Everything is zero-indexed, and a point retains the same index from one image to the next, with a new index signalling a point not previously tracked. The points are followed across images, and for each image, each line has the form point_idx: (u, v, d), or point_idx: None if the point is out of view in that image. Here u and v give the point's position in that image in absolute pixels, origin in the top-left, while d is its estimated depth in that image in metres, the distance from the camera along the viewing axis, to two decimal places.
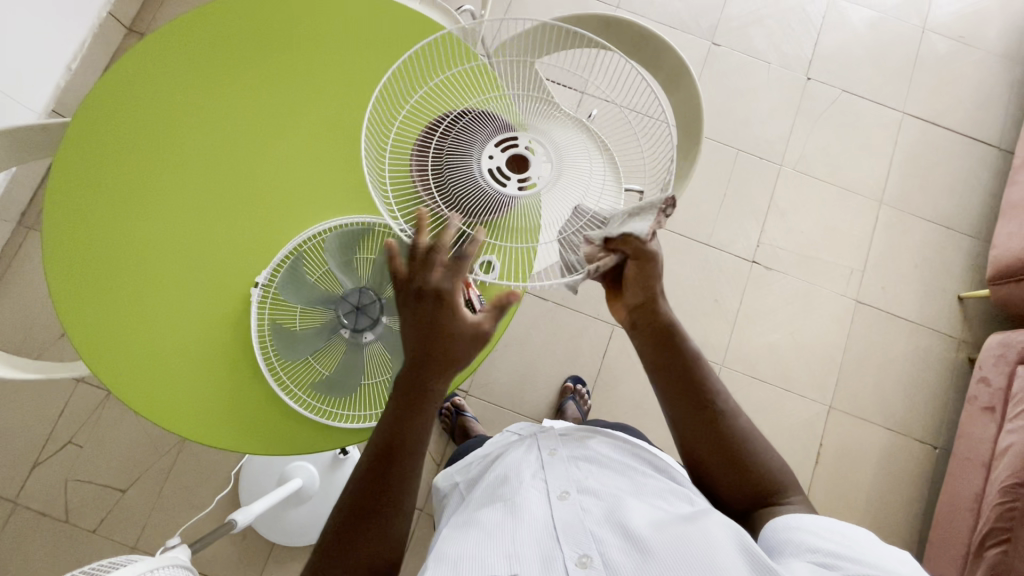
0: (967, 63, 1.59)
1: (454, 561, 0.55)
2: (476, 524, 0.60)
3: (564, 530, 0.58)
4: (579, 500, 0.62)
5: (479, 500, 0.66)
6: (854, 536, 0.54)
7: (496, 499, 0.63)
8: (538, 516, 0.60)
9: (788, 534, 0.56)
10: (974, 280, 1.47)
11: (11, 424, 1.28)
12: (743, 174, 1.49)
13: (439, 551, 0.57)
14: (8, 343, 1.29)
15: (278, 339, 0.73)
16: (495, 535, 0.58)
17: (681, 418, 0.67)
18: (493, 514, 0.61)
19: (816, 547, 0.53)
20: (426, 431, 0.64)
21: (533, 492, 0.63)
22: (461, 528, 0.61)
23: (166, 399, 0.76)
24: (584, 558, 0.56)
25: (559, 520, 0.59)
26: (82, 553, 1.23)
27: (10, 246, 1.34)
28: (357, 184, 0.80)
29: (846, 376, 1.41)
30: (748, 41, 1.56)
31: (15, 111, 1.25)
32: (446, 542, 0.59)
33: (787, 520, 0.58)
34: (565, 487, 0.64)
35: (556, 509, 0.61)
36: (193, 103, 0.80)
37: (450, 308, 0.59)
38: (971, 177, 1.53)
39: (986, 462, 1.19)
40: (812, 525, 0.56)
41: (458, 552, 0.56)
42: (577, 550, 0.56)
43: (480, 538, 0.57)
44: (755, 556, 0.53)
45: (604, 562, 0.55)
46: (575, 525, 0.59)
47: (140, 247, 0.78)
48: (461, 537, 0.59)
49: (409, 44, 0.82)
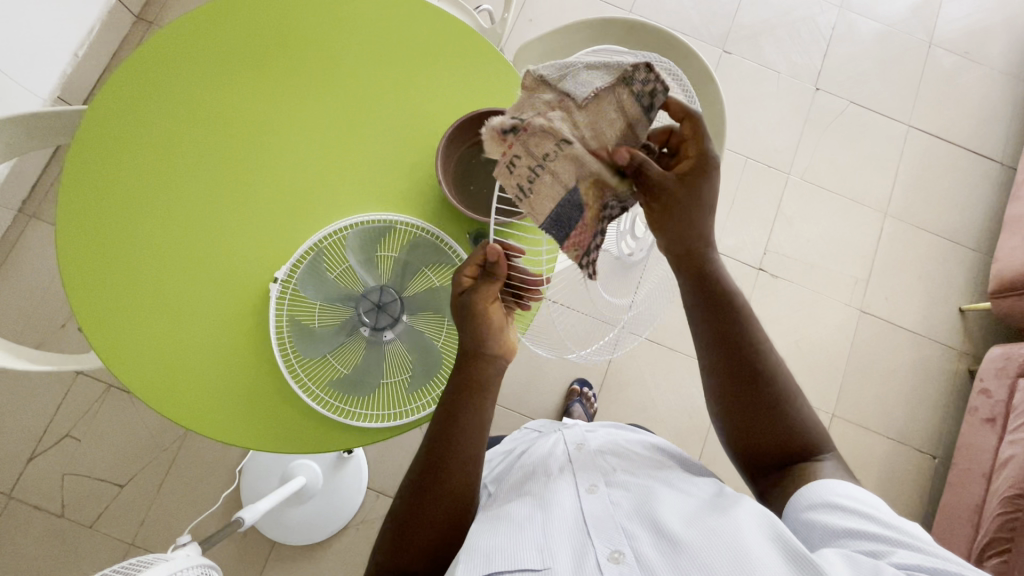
0: (971, 79, 1.61)
1: (485, 553, 0.55)
2: (506, 517, 0.60)
3: (595, 524, 0.58)
4: (608, 493, 0.62)
5: (507, 494, 0.66)
6: (876, 512, 0.55)
7: (524, 494, 0.64)
8: (567, 510, 0.60)
9: (812, 516, 0.57)
10: (976, 293, 1.49)
11: (7, 415, 1.25)
12: (751, 181, 1.50)
13: (470, 542, 0.58)
14: (6, 332, 1.26)
15: (296, 334, 0.72)
16: (525, 527, 0.58)
17: (745, 419, 0.65)
18: (522, 508, 0.61)
19: (846, 532, 0.54)
20: (464, 414, 0.63)
21: (563, 486, 0.64)
22: (491, 519, 0.61)
23: (188, 402, 0.75)
24: (616, 553, 0.55)
25: (590, 514, 0.59)
26: (78, 549, 1.21)
27: (11, 233, 1.31)
28: (379, 178, 0.79)
29: (849, 385, 1.42)
30: (759, 50, 1.57)
31: (21, 96, 1.23)
32: (477, 532, 0.59)
33: (810, 499, 0.58)
34: (594, 481, 0.64)
35: (586, 502, 0.61)
36: (211, 97, 0.79)
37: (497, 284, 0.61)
38: (974, 191, 1.55)
39: (987, 473, 1.21)
40: (836, 504, 0.56)
41: (490, 544, 0.56)
42: (608, 544, 0.56)
43: (510, 531, 0.57)
44: (788, 543, 0.52)
45: (636, 557, 0.54)
46: (605, 519, 0.58)
47: (154, 243, 0.77)
48: (491, 528, 0.59)
49: (431, 40, 0.81)
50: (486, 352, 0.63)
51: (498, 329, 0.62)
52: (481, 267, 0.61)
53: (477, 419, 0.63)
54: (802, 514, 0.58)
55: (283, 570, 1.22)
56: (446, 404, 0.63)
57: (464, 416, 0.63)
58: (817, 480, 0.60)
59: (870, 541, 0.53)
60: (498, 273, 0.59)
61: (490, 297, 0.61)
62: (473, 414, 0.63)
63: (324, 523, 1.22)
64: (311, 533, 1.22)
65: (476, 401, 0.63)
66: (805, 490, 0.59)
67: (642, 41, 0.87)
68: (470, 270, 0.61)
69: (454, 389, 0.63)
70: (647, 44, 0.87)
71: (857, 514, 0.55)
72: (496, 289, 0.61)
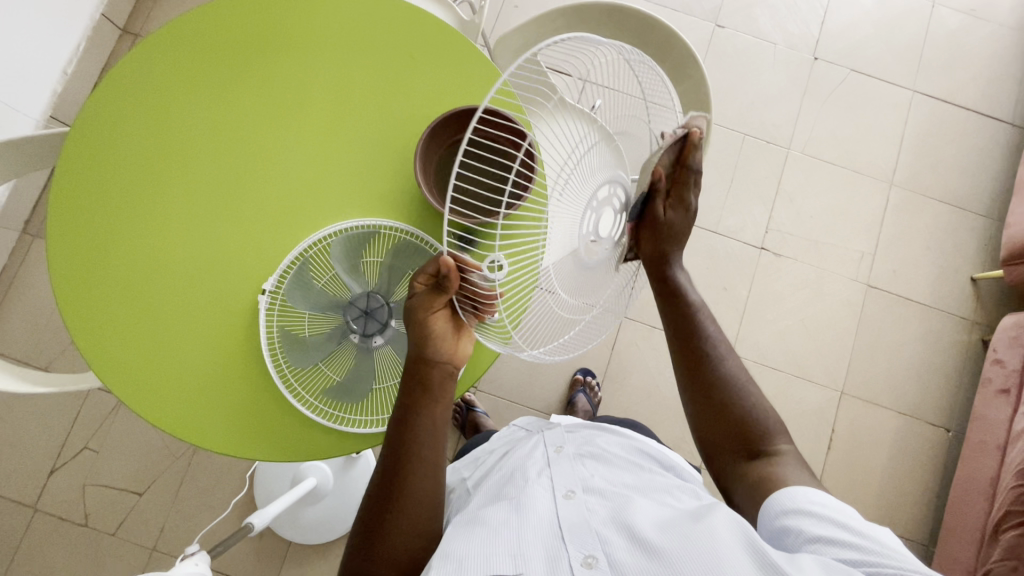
0: (978, 38, 1.55)
1: (459, 559, 0.54)
2: (482, 522, 0.60)
3: (570, 530, 0.58)
4: (584, 499, 0.62)
5: (483, 499, 0.66)
6: (847, 519, 0.56)
7: (502, 498, 0.64)
8: (543, 515, 0.60)
9: (789, 520, 0.57)
10: (988, 261, 1.45)
11: (28, 431, 1.29)
12: (749, 158, 1.46)
13: (444, 548, 0.57)
14: (18, 353, 1.29)
15: (288, 347, 0.73)
16: (500, 532, 0.58)
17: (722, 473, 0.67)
18: (498, 513, 0.61)
19: (817, 537, 0.54)
20: (417, 437, 0.63)
21: (539, 490, 0.63)
22: (466, 525, 0.61)
23: (178, 408, 0.76)
24: (589, 558, 0.55)
25: (565, 520, 0.59)
26: (104, 556, 1.25)
27: (15, 256, 1.34)
28: (363, 186, 0.79)
29: (858, 361, 1.40)
30: (753, 22, 1.53)
31: (13, 119, 1.25)
32: (451, 538, 0.59)
33: (783, 503, 0.58)
34: (571, 486, 0.64)
35: (561, 508, 0.61)
36: (193, 106, 0.79)
37: (437, 300, 0.61)
38: (982, 154, 1.50)
39: (1002, 445, 1.18)
40: (808, 509, 0.56)
41: (462, 549, 0.56)
42: (581, 549, 0.56)
43: (484, 537, 0.57)
44: (760, 549, 0.52)
45: (609, 562, 0.54)
46: (580, 525, 0.58)
47: (143, 256, 0.78)
48: (466, 534, 0.58)
49: (411, 45, 0.80)
50: (432, 360, 0.64)
51: (441, 337, 0.64)
52: (432, 277, 0.61)
53: (433, 422, 0.64)
54: (774, 517, 0.58)
55: (299, 569, 1.25)
56: (401, 406, 0.64)
57: (426, 420, 0.64)
58: (785, 487, 0.60)
59: (842, 547, 0.53)
60: (447, 288, 0.58)
61: (433, 306, 0.62)
62: (427, 416, 0.64)
63: (337, 522, 1.25)
64: (325, 533, 1.24)
65: (429, 403, 0.64)
66: (779, 491, 0.60)
67: (623, 24, 0.86)
68: (421, 280, 0.61)
69: (405, 393, 0.64)
70: (627, 27, 0.86)
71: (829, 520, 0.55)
72: (441, 301, 0.62)
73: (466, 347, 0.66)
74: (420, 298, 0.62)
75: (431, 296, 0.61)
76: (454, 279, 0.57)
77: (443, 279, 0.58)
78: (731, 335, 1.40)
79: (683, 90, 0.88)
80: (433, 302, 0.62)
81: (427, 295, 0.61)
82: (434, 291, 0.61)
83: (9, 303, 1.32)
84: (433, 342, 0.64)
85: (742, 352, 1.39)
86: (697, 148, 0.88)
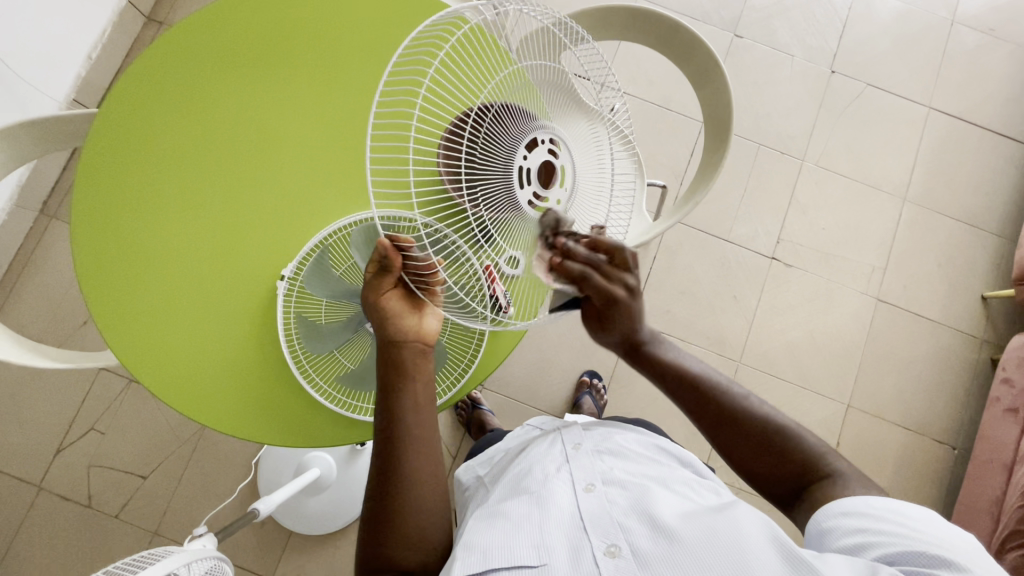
0: (996, 57, 1.55)
1: (484, 552, 0.55)
2: (502, 515, 0.60)
3: (591, 521, 0.58)
4: (605, 491, 0.62)
5: (502, 493, 0.65)
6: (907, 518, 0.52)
7: (520, 490, 0.64)
8: (563, 507, 0.60)
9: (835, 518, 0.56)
10: (999, 280, 1.45)
11: (36, 409, 1.30)
12: (763, 168, 1.47)
13: (467, 542, 0.57)
14: (31, 331, 1.30)
15: (303, 331, 0.75)
16: (522, 525, 0.58)
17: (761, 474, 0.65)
18: (519, 506, 0.60)
19: (862, 527, 0.53)
20: (400, 417, 0.63)
21: (559, 485, 0.63)
22: (487, 518, 0.60)
23: (192, 391, 0.77)
24: (612, 547, 0.55)
25: (586, 513, 0.59)
26: (105, 537, 1.26)
27: (32, 236, 1.35)
28: (385, 180, 0.80)
29: (865, 374, 1.40)
30: (771, 33, 1.53)
31: (36, 100, 1.26)
32: (472, 530, 0.59)
33: (840, 506, 0.56)
34: (590, 480, 0.63)
35: (582, 501, 0.61)
36: (220, 96, 0.79)
37: (381, 284, 0.64)
38: (996, 173, 1.50)
39: (1008, 464, 1.18)
40: (864, 504, 0.55)
41: (485, 542, 0.56)
42: (604, 540, 0.56)
43: (506, 530, 0.57)
44: (785, 544, 0.52)
45: (632, 552, 0.54)
46: (602, 516, 0.59)
47: (163, 238, 0.78)
48: (488, 527, 0.58)
49: (437, 38, 0.81)
50: (395, 338, 0.65)
51: (399, 316, 0.65)
52: (379, 264, 0.64)
53: (414, 400, 0.64)
54: (833, 515, 0.56)
55: (299, 559, 1.25)
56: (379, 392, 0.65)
57: (403, 402, 0.63)
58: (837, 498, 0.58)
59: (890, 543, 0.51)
60: (392, 267, 0.62)
61: (383, 290, 0.64)
62: (405, 397, 0.64)
63: (338, 514, 1.25)
64: (326, 524, 1.24)
65: (403, 381, 0.64)
66: (842, 498, 0.57)
67: (648, 29, 0.87)
68: (371, 266, 0.64)
69: (381, 379, 0.65)
70: (652, 32, 0.87)
71: (883, 516, 0.53)
72: (392, 281, 0.64)
73: (431, 322, 0.67)
74: (371, 283, 0.65)
75: (378, 279, 0.64)
76: (397, 259, 0.61)
77: (385, 260, 0.62)
78: (739, 344, 1.40)
79: (705, 96, 0.88)
80: (382, 286, 0.64)
81: (377, 283, 0.64)
82: (382, 274, 0.64)
83: (24, 282, 1.33)
84: (389, 325, 0.64)
85: (749, 361, 1.39)
86: (716, 153, 0.88)
